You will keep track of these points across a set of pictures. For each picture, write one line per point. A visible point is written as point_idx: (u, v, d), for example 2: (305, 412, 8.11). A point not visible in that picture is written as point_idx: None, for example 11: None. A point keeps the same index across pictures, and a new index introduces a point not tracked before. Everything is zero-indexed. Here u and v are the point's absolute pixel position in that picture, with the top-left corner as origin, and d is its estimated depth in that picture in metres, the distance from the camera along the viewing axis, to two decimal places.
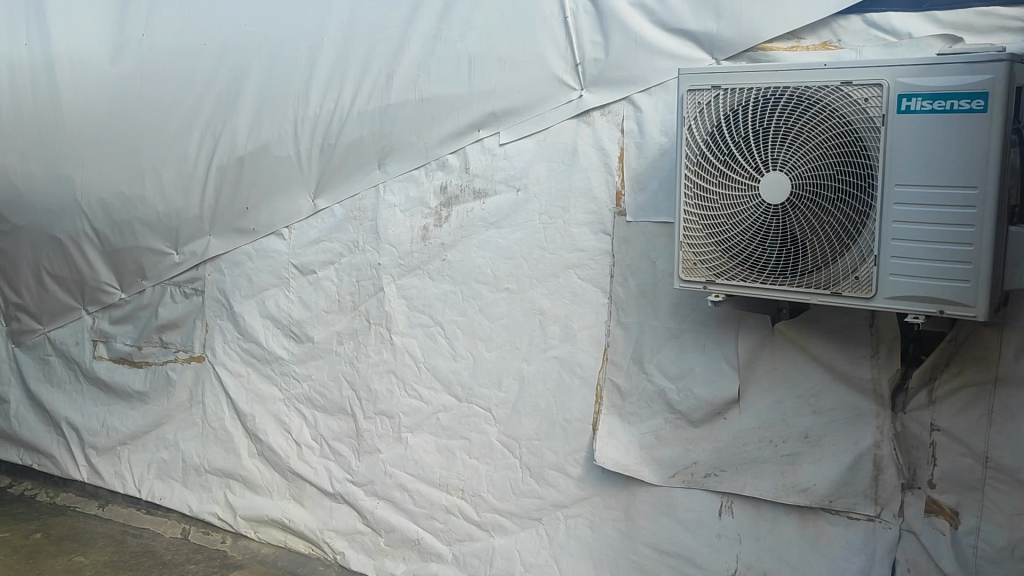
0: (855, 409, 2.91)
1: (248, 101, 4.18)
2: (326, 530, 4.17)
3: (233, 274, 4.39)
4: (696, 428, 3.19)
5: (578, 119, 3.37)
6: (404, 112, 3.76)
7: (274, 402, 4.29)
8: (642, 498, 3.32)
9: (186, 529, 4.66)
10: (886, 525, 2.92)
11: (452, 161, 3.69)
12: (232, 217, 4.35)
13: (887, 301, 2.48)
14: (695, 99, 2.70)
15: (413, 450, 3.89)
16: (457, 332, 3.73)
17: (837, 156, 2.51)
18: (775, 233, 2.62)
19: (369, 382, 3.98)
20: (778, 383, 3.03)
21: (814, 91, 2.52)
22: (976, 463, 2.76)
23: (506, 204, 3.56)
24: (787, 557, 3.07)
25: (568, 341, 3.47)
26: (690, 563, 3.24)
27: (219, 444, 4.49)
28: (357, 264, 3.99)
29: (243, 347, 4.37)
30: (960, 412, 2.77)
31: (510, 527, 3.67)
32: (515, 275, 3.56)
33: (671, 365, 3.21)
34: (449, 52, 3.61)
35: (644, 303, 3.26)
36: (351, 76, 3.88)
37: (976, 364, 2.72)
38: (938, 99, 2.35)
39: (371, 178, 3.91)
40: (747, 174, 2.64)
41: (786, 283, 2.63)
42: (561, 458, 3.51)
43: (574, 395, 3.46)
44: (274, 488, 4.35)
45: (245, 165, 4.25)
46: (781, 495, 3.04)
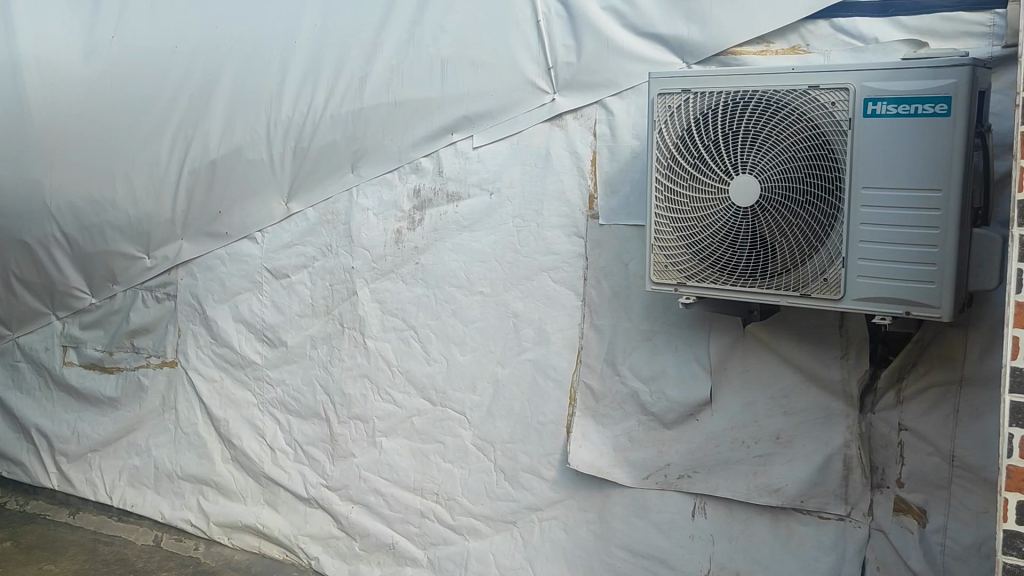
0: (825, 409, 2.94)
1: (220, 103, 4.15)
2: (301, 536, 4.15)
3: (205, 278, 4.36)
4: (669, 430, 3.21)
5: (551, 122, 3.38)
6: (377, 115, 3.75)
7: (248, 407, 4.27)
8: (616, 500, 3.34)
9: (158, 536, 4.61)
10: (856, 524, 2.95)
11: (425, 165, 3.69)
12: (204, 221, 4.32)
13: (854, 302, 2.52)
14: (665, 103, 2.73)
15: (387, 454, 3.88)
16: (431, 336, 3.73)
17: (805, 159, 2.54)
18: (744, 236, 2.64)
19: (343, 386, 3.97)
20: (749, 384, 3.05)
21: (781, 95, 2.55)
22: (943, 462, 2.80)
23: (479, 207, 3.56)
24: (759, 557, 3.09)
25: (541, 344, 3.48)
26: (663, 564, 3.26)
27: (192, 450, 4.46)
28: (330, 268, 3.97)
29: (216, 352, 4.34)
30: (927, 412, 2.81)
31: (484, 530, 3.67)
32: (487, 278, 3.57)
33: (644, 366, 3.23)
34: (423, 55, 3.60)
35: (617, 305, 3.27)
36: (324, 80, 3.86)
37: (943, 364, 2.76)
38: (903, 103, 2.39)
39: (344, 181, 3.90)
40: (716, 177, 2.66)
41: (755, 284, 2.66)
42: (535, 461, 3.52)
43: (548, 397, 3.47)
44: (248, 494, 4.32)
45: (217, 169, 4.22)
46: (753, 495, 3.06)
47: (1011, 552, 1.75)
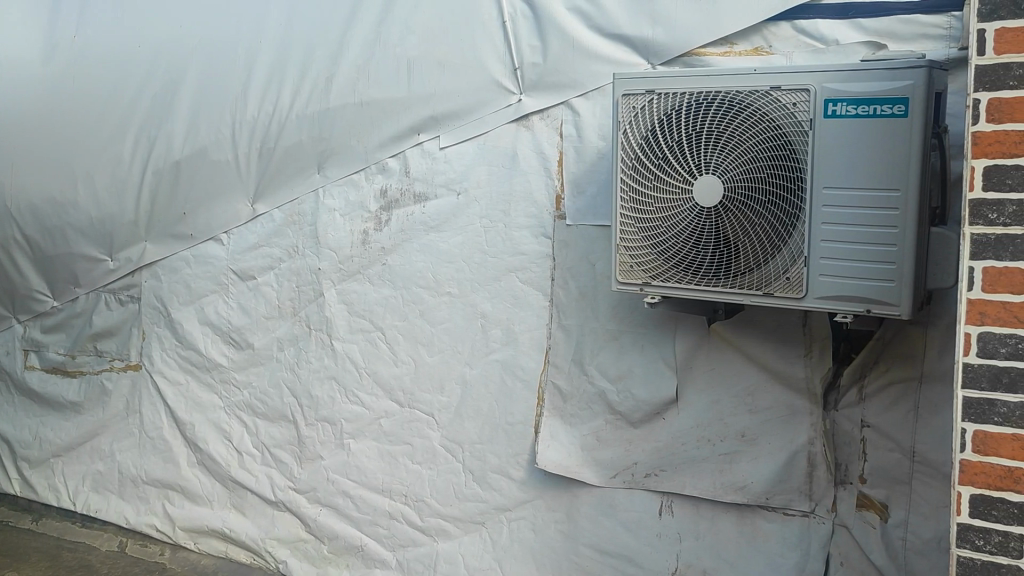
0: (789, 407, 2.97)
1: (184, 103, 4.11)
2: (268, 539, 4.12)
3: (170, 280, 4.31)
4: (635, 429, 3.22)
5: (517, 123, 3.39)
6: (343, 115, 3.73)
7: (214, 410, 4.23)
8: (583, 499, 3.35)
9: (122, 542, 4.55)
10: (820, 520, 2.99)
11: (391, 165, 3.68)
12: (168, 222, 4.28)
13: (816, 301, 2.55)
14: (629, 103, 2.74)
15: (355, 456, 3.86)
16: (398, 337, 3.71)
17: (767, 160, 2.56)
18: (708, 236, 2.66)
19: (310, 388, 3.94)
20: (715, 382, 3.08)
21: (744, 96, 2.57)
22: (904, 458, 2.84)
23: (446, 207, 3.56)
24: (725, 554, 3.12)
25: (509, 345, 3.48)
26: (631, 563, 3.27)
27: (157, 454, 4.41)
28: (296, 269, 3.95)
29: (181, 354, 4.30)
30: (888, 409, 2.85)
31: (453, 531, 3.67)
32: (454, 279, 3.56)
33: (611, 366, 3.25)
34: (388, 55, 3.59)
35: (584, 306, 3.28)
36: (289, 80, 3.84)
37: (903, 361, 2.80)
38: (863, 104, 2.42)
39: (310, 182, 3.88)
40: (680, 178, 2.67)
41: (719, 284, 2.68)
42: (503, 461, 3.52)
43: (516, 398, 3.47)
44: (215, 498, 4.28)
45: (181, 169, 4.18)
46: (719, 493, 3.09)
47: (965, 544, 1.78)
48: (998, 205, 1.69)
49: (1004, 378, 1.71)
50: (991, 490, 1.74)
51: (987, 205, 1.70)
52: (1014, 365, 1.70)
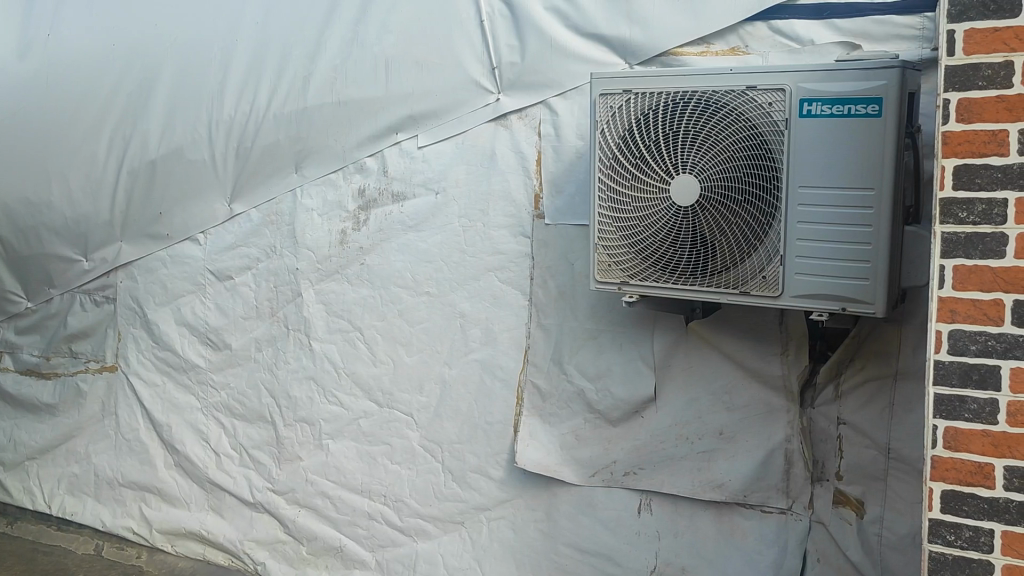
0: (766, 405, 2.99)
1: (160, 102, 4.08)
2: (246, 541, 4.10)
3: (146, 280, 4.28)
4: (614, 428, 3.23)
5: (495, 122, 3.38)
6: (321, 115, 3.71)
7: (192, 412, 4.20)
8: (563, 498, 3.35)
9: (99, 545, 4.51)
10: (797, 517, 3.01)
11: (369, 165, 3.66)
12: (144, 222, 4.24)
13: (793, 300, 2.56)
14: (606, 103, 2.75)
15: (334, 457, 3.84)
16: (377, 337, 3.70)
17: (743, 159, 2.57)
18: (685, 235, 2.67)
19: (289, 389, 3.92)
20: (693, 381, 3.09)
21: (720, 95, 2.59)
22: (879, 455, 2.86)
23: (424, 206, 3.55)
24: (703, 551, 3.14)
25: (488, 344, 3.48)
26: (610, 561, 3.28)
27: (133, 456, 4.37)
28: (274, 269, 3.93)
29: (158, 356, 4.26)
30: (864, 406, 2.87)
31: (432, 531, 3.66)
32: (433, 279, 3.56)
33: (590, 365, 3.25)
34: (366, 54, 3.57)
35: (563, 305, 3.29)
36: (266, 80, 3.81)
37: (879, 359, 2.83)
38: (837, 104, 2.44)
39: (287, 182, 3.86)
40: (658, 177, 2.68)
41: (696, 283, 2.69)
42: (482, 461, 3.52)
43: (495, 398, 3.47)
44: (192, 500, 4.25)
45: (157, 169, 4.14)
46: (697, 491, 3.11)
47: (936, 539, 1.80)
48: (967, 204, 1.71)
49: (974, 375, 1.73)
50: (962, 485, 1.76)
51: (957, 203, 1.72)
52: (984, 361, 1.72)
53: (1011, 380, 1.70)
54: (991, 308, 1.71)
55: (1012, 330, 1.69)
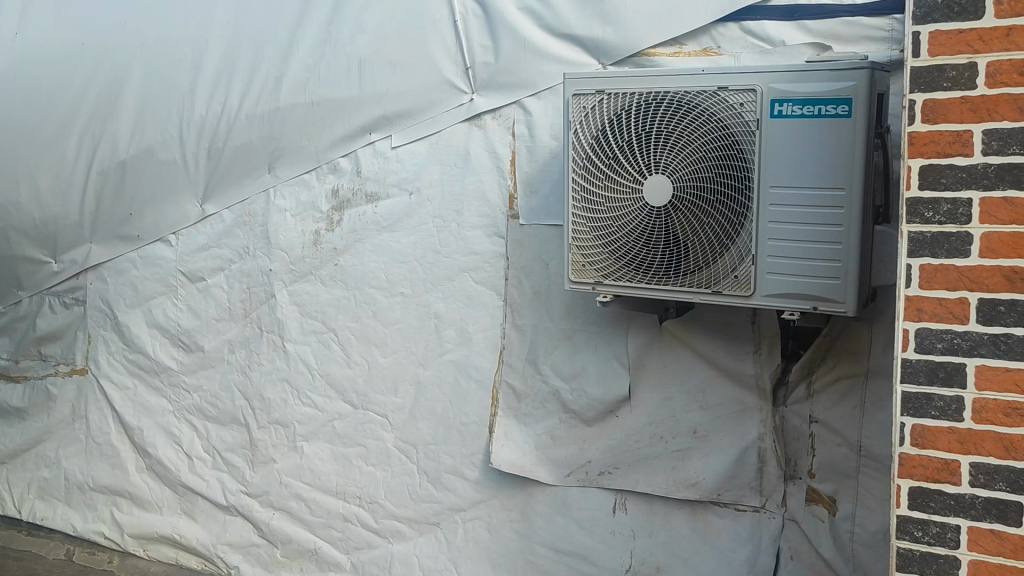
0: (740, 404, 3.00)
1: (130, 102, 4.03)
2: (219, 545, 4.06)
3: (117, 282, 4.23)
4: (589, 427, 3.24)
5: (469, 122, 3.37)
6: (293, 115, 3.69)
7: (164, 414, 4.16)
8: (538, 498, 3.35)
9: (70, 549, 4.42)
10: (771, 515, 3.03)
11: (343, 165, 3.64)
12: (114, 223, 4.19)
13: (764, 299, 2.58)
14: (580, 103, 2.75)
15: (308, 459, 3.82)
16: (351, 338, 3.68)
17: (715, 159, 2.58)
18: (659, 235, 2.68)
19: (262, 391, 3.90)
20: (667, 380, 3.09)
21: (692, 96, 2.59)
22: (851, 452, 2.89)
23: (398, 207, 3.54)
24: (678, 550, 3.15)
25: (463, 345, 3.47)
26: (586, 561, 3.29)
27: (104, 460, 4.32)
28: (247, 270, 3.90)
29: (129, 359, 4.22)
30: (836, 404, 2.90)
31: (408, 533, 3.65)
32: (407, 280, 3.54)
33: (565, 365, 3.26)
34: (339, 54, 3.55)
35: (539, 305, 3.28)
36: (238, 80, 3.78)
37: (850, 357, 2.85)
38: (808, 104, 2.46)
39: (260, 182, 3.83)
40: (631, 177, 2.69)
41: (670, 283, 2.70)
42: (457, 462, 3.51)
43: (470, 398, 3.46)
44: (165, 504, 4.21)
45: (127, 169, 4.10)
46: (672, 490, 3.12)
47: (904, 536, 1.82)
48: (933, 204, 1.73)
49: (940, 373, 1.75)
50: (929, 482, 1.78)
51: (924, 203, 1.74)
52: (950, 359, 1.74)
53: (977, 377, 1.72)
54: (957, 306, 1.73)
55: (977, 328, 1.71)
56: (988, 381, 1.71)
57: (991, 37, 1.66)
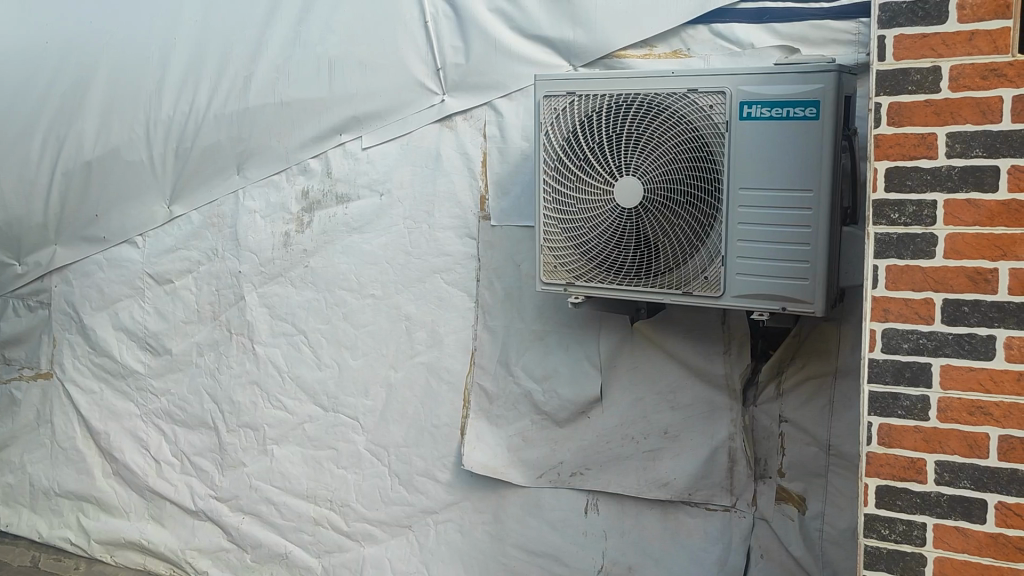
0: (710, 403, 3.02)
1: (95, 101, 3.98)
2: (188, 550, 4.02)
3: (82, 284, 4.16)
4: (561, 428, 3.24)
5: (440, 123, 3.36)
6: (262, 115, 3.66)
7: (131, 419, 4.10)
8: (510, 499, 3.35)
9: (36, 557, 4.35)
10: (741, 514, 3.05)
11: (313, 166, 3.61)
12: (80, 225, 4.13)
13: (734, 300, 2.60)
14: (550, 105, 2.75)
15: (278, 462, 3.79)
16: (321, 340, 3.66)
17: (686, 161, 2.60)
18: (629, 236, 2.68)
19: (232, 394, 3.86)
20: (638, 380, 3.10)
21: (662, 98, 2.61)
22: (820, 451, 2.91)
23: (369, 209, 3.52)
24: (650, 550, 3.17)
25: (434, 347, 3.46)
26: (558, 561, 3.30)
27: (70, 465, 4.26)
28: (216, 272, 3.86)
29: (95, 362, 4.16)
30: (805, 403, 2.92)
31: (380, 536, 3.63)
32: (378, 281, 3.52)
33: (537, 366, 3.26)
34: (309, 55, 3.53)
35: (510, 306, 3.28)
36: (206, 80, 3.74)
37: (819, 357, 2.88)
38: (776, 107, 2.48)
39: (229, 183, 3.79)
40: (602, 179, 2.69)
41: (641, 284, 2.71)
42: (429, 464, 3.50)
43: (441, 400, 3.45)
44: (132, 509, 4.16)
45: (93, 170, 4.04)
46: (643, 490, 3.13)
47: (871, 534, 1.84)
48: (899, 205, 1.75)
49: (906, 372, 1.77)
50: (896, 480, 1.80)
51: (889, 204, 1.76)
52: (915, 359, 1.76)
53: (943, 376, 1.74)
54: (922, 307, 1.75)
55: (942, 328, 1.73)
56: (954, 380, 1.73)
57: (955, 42, 1.69)
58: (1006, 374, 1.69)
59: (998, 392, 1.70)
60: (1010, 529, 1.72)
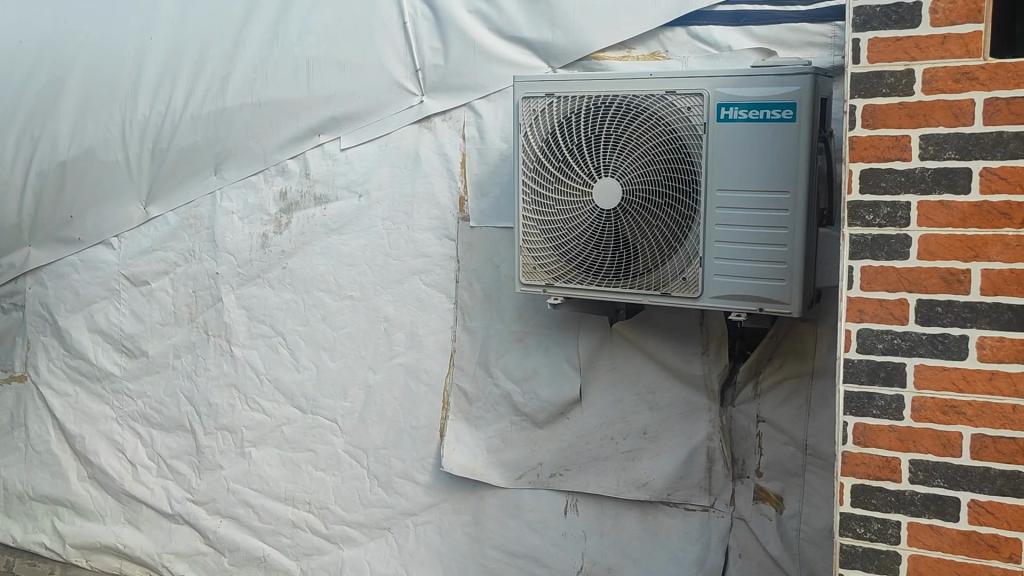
0: (688, 404, 3.04)
1: (70, 101, 3.94)
2: (165, 554, 3.99)
3: (57, 286, 4.12)
4: (540, 429, 3.24)
5: (419, 124, 3.35)
6: (240, 116, 3.63)
7: (106, 422, 4.06)
8: (490, 501, 3.35)
9: (10, 561, 4.30)
10: (719, 514, 3.06)
11: (292, 167, 3.59)
12: (54, 227, 4.08)
13: (712, 300, 2.61)
14: (529, 106, 2.76)
15: (256, 465, 3.76)
16: (300, 342, 3.64)
17: (664, 162, 2.61)
18: (608, 237, 2.69)
19: (209, 397, 3.83)
20: (617, 381, 3.11)
21: (641, 100, 2.62)
22: (797, 451, 2.93)
23: (348, 210, 3.50)
24: (629, 550, 3.18)
25: (413, 349, 3.45)
26: (537, 562, 3.30)
27: (45, 469, 4.21)
28: (193, 273, 3.83)
29: (69, 364, 4.12)
30: (782, 404, 2.94)
31: (359, 538, 3.62)
32: (357, 282, 3.51)
33: (516, 367, 3.26)
34: (287, 55, 3.51)
35: (489, 307, 3.28)
36: (183, 80, 3.72)
37: (796, 357, 2.89)
38: (753, 109, 2.50)
39: (205, 184, 3.76)
40: (581, 180, 2.70)
41: (619, 284, 2.72)
42: (408, 466, 3.49)
43: (420, 402, 3.45)
44: (108, 513, 4.11)
45: (68, 171, 4.00)
46: (622, 491, 3.14)
47: (847, 532, 1.86)
48: (874, 206, 1.77)
49: (881, 372, 1.79)
50: (871, 480, 1.82)
51: (864, 206, 1.78)
52: (890, 359, 1.78)
53: (917, 376, 1.76)
54: (896, 307, 1.77)
55: (916, 329, 1.75)
56: (928, 380, 1.75)
57: (928, 45, 1.70)
58: (978, 373, 1.71)
59: (971, 391, 1.72)
60: (983, 527, 1.74)
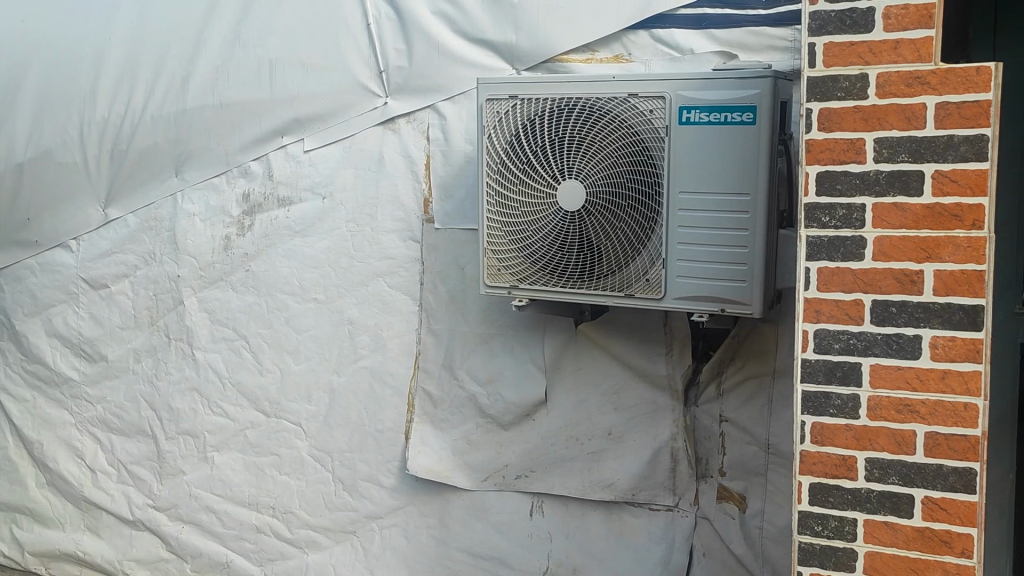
0: (653, 405, 3.06)
1: (27, 102, 3.87)
2: (126, 561, 3.93)
3: (13, 290, 4.04)
4: (506, 431, 3.24)
5: (382, 126, 3.34)
6: (201, 117, 3.59)
7: (65, 427, 3.99)
8: (456, 503, 3.34)
9: None
10: (683, 513, 3.09)
11: (254, 168, 3.56)
12: (11, 229, 4.01)
13: (675, 301, 2.63)
14: (493, 109, 2.76)
15: (219, 469, 3.72)
16: (262, 345, 3.60)
17: (627, 165, 2.62)
18: (572, 239, 2.70)
19: (170, 401, 3.78)
20: (582, 382, 3.12)
21: (603, 102, 2.63)
22: (760, 451, 2.96)
23: (311, 212, 3.48)
24: (594, 550, 3.19)
25: (378, 351, 3.43)
26: (503, 564, 3.31)
27: (3, 476, 4.14)
28: (153, 276, 3.78)
29: (27, 369, 4.05)
30: (744, 403, 2.97)
31: (324, 542, 3.60)
32: (321, 284, 3.49)
33: (481, 369, 3.25)
34: (249, 56, 3.48)
35: (454, 309, 3.28)
36: (143, 80, 3.67)
37: (758, 358, 2.92)
38: (714, 112, 2.52)
39: (166, 186, 3.71)
40: (544, 183, 2.70)
41: (584, 286, 2.73)
42: (373, 469, 3.47)
43: (385, 404, 3.43)
44: (67, 520, 4.04)
45: (25, 173, 3.93)
46: (588, 491, 3.16)
47: (805, 530, 1.88)
48: (829, 208, 1.79)
49: (837, 372, 1.82)
50: (828, 478, 1.85)
51: (820, 208, 1.80)
52: (846, 359, 1.81)
53: (872, 376, 1.79)
54: (852, 308, 1.79)
55: (871, 329, 1.78)
56: (883, 380, 1.78)
57: (881, 50, 1.74)
58: (931, 373, 1.74)
59: (924, 390, 1.75)
60: (936, 523, 1.78)
